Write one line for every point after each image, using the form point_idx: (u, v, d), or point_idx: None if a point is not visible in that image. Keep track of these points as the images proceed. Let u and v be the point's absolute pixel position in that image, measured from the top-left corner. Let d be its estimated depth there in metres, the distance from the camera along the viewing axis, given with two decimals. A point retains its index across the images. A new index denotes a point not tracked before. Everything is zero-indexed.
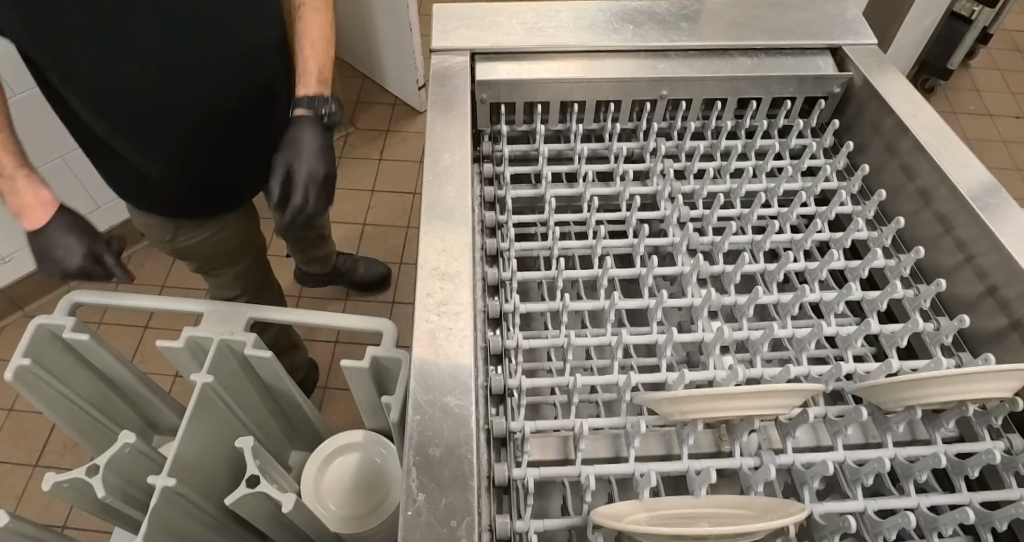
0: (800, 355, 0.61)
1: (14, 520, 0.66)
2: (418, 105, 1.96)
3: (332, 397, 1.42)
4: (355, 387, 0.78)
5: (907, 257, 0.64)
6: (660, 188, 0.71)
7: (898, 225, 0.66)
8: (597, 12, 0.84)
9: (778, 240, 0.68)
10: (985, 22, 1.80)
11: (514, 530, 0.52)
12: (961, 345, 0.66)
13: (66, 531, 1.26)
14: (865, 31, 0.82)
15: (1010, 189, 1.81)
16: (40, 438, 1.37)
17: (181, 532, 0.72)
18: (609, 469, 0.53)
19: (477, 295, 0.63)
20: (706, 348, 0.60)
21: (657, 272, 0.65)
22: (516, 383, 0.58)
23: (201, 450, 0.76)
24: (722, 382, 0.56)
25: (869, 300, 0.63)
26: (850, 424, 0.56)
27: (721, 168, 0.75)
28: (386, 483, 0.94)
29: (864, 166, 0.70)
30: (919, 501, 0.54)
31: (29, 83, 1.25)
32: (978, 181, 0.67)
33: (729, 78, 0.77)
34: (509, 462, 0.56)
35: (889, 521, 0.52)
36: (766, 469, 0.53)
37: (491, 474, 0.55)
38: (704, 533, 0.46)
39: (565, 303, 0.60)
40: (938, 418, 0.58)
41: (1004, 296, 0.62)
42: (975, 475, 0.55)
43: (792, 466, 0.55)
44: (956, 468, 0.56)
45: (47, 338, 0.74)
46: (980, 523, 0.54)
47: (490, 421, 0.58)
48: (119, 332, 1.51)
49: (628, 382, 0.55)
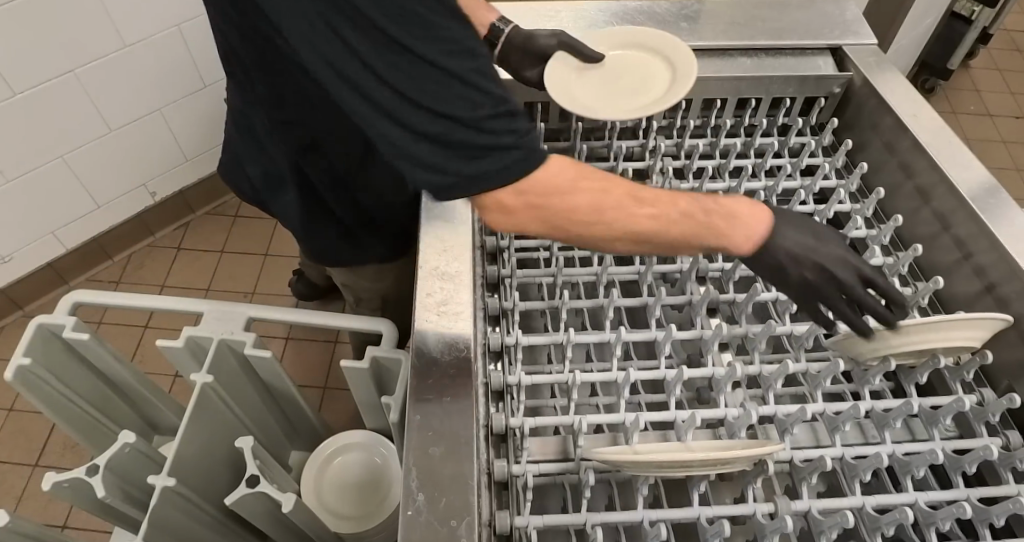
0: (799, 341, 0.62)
1: (13, 520, 0.66)
2: None
3: (332, 397, 1.42)
4: (356, 386, 0.78)
5: (888, 225, 0.66)
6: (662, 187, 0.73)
7: (879, 194, 0.67)
8: (597, 11, 0.84)
9: None
10: (985, 22, 1.81)
11: (514, 527, 0.52)
12: (937, 306, 0.69)
13: (65, 531, 1.26)
14: (865, 31, 0.82)
15: (1011, 189, 1.81)
16: (41, 437, 1.37)
17: (182, 533, 0.72)
18: (601, 418, 0.55)
19: (477, 293, 0.63)
20: (705, 346, 0.61)
21: (657, 271, 0.66)
22: (513, 339, 0.60)
23: (204, 444, 0.77)
24: (720, 380, 0.57)
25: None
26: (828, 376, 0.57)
27: (720, 166, 0.76)
28: (386, 482, 0.94)
29: (847, 142, 0.72)
30: (895, 447, 0.56)
31: (33, 79, 1.24)
32: (977, 180, 0.67)
33: (729, 77, 0.77)
34: (507, 412, 0.57)
35: (864, 463, 0.54)
36: (747, 415, 0.54)
37: (491, 422, 0.57)
38: (687, 460, 0.49)
39: (565, 301, 0.61)
40: (912, 372, 0.60)
41: (1006, 300, 0.62)
42: (947, 423, 0.56)
43: (775, 416, 0.56)
44: (928, 419, 0.58)
45: (47, 337, 0.74)
46: (951, 467, 0.55)
47: (489, 375, 0.60)
48: (119, 331, 1.51)
49: (619, 337, 0.59)
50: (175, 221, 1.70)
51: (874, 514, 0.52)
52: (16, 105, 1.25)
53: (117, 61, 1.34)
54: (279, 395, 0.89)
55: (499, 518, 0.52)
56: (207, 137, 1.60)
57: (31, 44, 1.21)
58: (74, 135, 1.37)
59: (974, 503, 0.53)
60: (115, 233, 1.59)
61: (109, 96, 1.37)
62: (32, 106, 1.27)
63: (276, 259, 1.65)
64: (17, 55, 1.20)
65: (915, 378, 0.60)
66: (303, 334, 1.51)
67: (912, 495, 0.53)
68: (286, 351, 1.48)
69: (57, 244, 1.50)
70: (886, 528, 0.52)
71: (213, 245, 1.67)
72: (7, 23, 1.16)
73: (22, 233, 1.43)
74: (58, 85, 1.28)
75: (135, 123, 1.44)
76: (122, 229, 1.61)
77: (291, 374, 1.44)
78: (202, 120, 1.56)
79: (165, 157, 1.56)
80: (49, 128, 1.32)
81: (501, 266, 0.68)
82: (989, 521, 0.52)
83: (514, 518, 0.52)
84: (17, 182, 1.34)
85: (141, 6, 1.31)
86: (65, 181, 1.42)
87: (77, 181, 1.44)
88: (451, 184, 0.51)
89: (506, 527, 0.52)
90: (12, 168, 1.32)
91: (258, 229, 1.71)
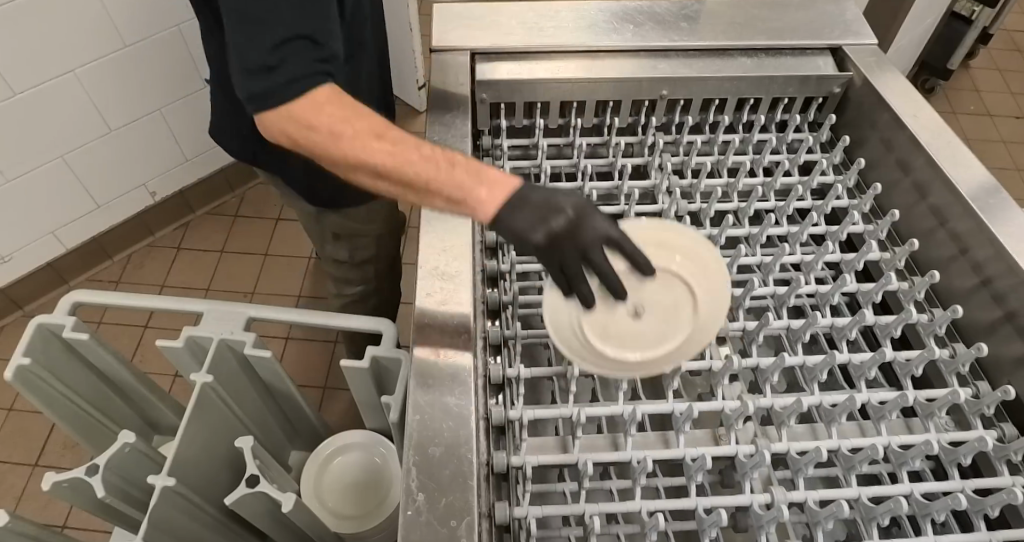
0: (782, 310, 0.63)
1: (13, 520, 0.66)
2: (419, 106, 1.96)
3: (332, 396, 1.42)
4: (355, 387, 0.78)
5: (868, 195, 0.69)
6: (659, 181, 0.71)
7: (860, 164, 0.70)
8: (597, 11, 0.84)
9: (762, 207, 0.70)
10: (985, 22, 1.81)
11: (511, 464, 0.54)
12: (912, 269, 0.70)
13: (65, 531, 1.26)
14: (865, 31, 0.82)
15: (1010, 189, 1.81)
16: (40, 437, 1.37)
17: (181, 534, 0.72)
18: (598, 411, 0.55)
19: (477, 249, 0.66)
20: (692, 305, 0.61)
21: (647, 235, 0.67)
22: (516, 373, 0.58)
23: (205, 442, 0.77)
24: (707, 335, 0.58)
25: (846, 260, 0.64)
26: (807, 328, 0.59)
27: (710, 142, 0.77)
28: (386, 482, 0.94)
29: (834, 121, 0.75)
30: (867, 394, 0.57)
31: (31, 78, 1.24)
32: (976, 178, 0.67)
33: (729, 77, 0.77)
34: (505, 363, 0.61)
35: (839, 408, 0.55)
36: (728, 363, 0.57)
37: (488, 373, 0.60)
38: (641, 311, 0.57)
39: (561, 284, 0.63)
40: (888, 326, 0.60)
41: (1007, 301, 0.62)
42: (920, 373, 0.58)
43: (757, 366, 0.58)
44: (902, 370, 0.59)
45: (47, 337, 0.74)
46: (923, 415, 0.57)
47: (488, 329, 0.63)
48: (118, 331, 1.51)
49: (618, 325, 0.59)
50: (175, 221, 1.70)
51: (849, 455, 0.54)
52: (16, 105, 1.25)
53: (116, 61, 1.33)
54: (279, 395, 0.89)
55: (495, 457, 0.54)
56: (206, 138, 1.60)
57: (30, 45, 1.21)
58: (73, 136, 1.37)
59: (942, 445, 0.55)
60: (116, 231, 1.60)
61: (108, 96, 1.37)
62: (31, 106, 1.27)
63: (276, 260, 1.65)
64: (17, 55, 1.20)
65: (890, 331, 0.60)
66: (302, 334, 1.51)
67: (885, 438, 0.55)
68: (285, 351, 1.48)
69: (57, 244, 1.50)
70: (859, 465, 0.53)
71: (213, 245, 1.67)
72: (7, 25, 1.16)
73: (22, 233, 1.43)
74: (57, 85, 1.28)
75: (134, 123, 1.44)
76: (122, 230, 1.61)
77: (291, 374, 1.44)
78: (202, 120, 1.56)
79: (164, 156, 1.55)
80: (47, 129, 1.32)
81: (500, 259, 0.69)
82: (957, 460, 0.54)
83: (513, 509, 0.52)
84: (16, 182, 1.34)
85: (138, 4, 1.30)
86: (64, 181, 1.41)
87: (77, 181, 1.44)
88: (270, 89, 0.54)
89: (502, 466, 0.54)
90: (11, 168, 1.32)
91: (258, 231, 1.71)
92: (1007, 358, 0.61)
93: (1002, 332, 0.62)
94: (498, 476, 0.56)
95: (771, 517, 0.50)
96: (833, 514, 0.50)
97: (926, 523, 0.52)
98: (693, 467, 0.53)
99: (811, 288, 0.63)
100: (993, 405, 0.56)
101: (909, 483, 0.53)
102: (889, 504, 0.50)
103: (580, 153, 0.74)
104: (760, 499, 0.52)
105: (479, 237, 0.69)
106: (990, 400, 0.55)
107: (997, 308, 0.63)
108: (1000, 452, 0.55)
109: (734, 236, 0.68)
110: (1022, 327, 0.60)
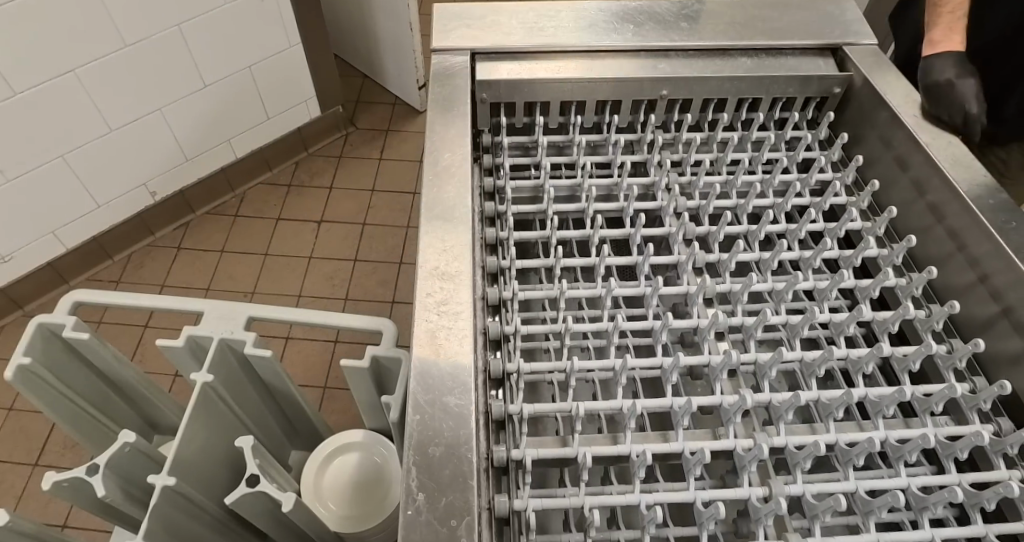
0: (754, 245, 0.65)
1: (13, 520, 0.66)
2: (417, 106, 1.96)
3: (332, 397, 1.42)
4: (356, 387, 0.79)
5: (836, 144, 0.72)
6: (644, 136, 0.76)
7: (828, 118, 0.75)
8: (596, 11, 0.84)
9: (739, 156, 0.74)
10: None
11: (505, 369, 0.58)
12: (876, 209, 0.74)
13: (65, 531, 1.26)
14: (865, 32, 0.82)
15: None
16: (40, 437, 1.37)
17: (181, 532, 0.72)
18: (592, 364, 0.56)
19: (476, 223, 0.68)
20: (671, 240, 0.66)
21: (634, 182, 0.71)
22: (512, 293, 0.62)
23: (216, 424, 0.78)
24: (684, 268, 0.63)
25: (814, 204, 0.68)
26: (775, 257, 0.62)
27: (700, 119, 0.81)
28: (386, 483, 0.94)
29: (827, 109, 0.75)
30: (828, 313, 0.59)
31: (31, 78, 1.24)
32: (957, 154, 0.68)
33: (730, 77, 0.77)
34: (501, 287, 0.64)
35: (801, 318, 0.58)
36: (704, 284, 0.59)
37: (485, 296, 0.63)
38: None
39: (553, 227, 0.65)
40: (850, 256, 0.63)
41: (1010, 304, 0.60)
42: (877, 294, 0.60)
43: (729, 290, 0.61)
44: (862, 291, 0.61)
45: (48, 336, 0.74)
46: (877, 329, 0.59)
47: (485, 260, 0.66)
48: (119, 331, 1.51)
49: (603, 256, 0.62)
50: (175, 220, 1.70)
51: (809, 360, 0.56)
52: (17, 105, 1.25)
53: (116, 60, 1.33)
54: (279, 395, 0.89)
55: (492, 362, 0.58)
56: (207, 136, 1.60)
57: (30, 43, 1.20)
58: (75, 136, 1.37)
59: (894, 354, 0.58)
60: (117, 230, 1.60)
61: (109, 95, 1.37)
62: (32, 106, 1.27)
63: (277, 260, 1.65)
64: (17, 54, 1.20)
65: (852, 261, 0.63)
66: (303, 333, 1.51)
67: (841, 350, 0.57)
68: (286, 351, 1.48)
69: (57, 244, 1.50)
70: (818, 369, 0.56)
71: (213, 245, 1.68)
72: (6, 23, 1.16)
73: (23, 234, 1.43)
74: (58, 85, 1.28)
75: (135, 123, 1.44)
76: (123, 229, 1.61)
77: (292, 374, 1.44)
78: (202, 118, 1.56)
79: (165, 154, 1.55)
80: (47, 127, 1.32)
81: (499, 203, 0.73)
82: (907, 368, 0.57)
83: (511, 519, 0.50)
84: (16, 182, 1.34)
85: (140, 4, 1.30)
86: (65, 180, 1.41)
87: (78, 181, 1.44)
88: None
89: (498, 372, 0.58)
90: (12, 167, 1.32)
91: (258, 230, 1.71)
92: (1013, 371, 0.59)
93: (1010, 341, 0.60)
94: (493, 381, 0.59)
95: (736, 408, 0.53)
96: (792, 405, 0.53)
97: (877, 419, 0.54)
98: (668, 371, 0.55)
99: (781, 227, 0.66)
100: (942, 320, 0.59)
101: (863, 388, 0.55)
102: (841, 396, 0.53)
103: (576, 129, 0.76)
104: (730, 399, 0.54)
105: (479, 181, 0.74)
106: (937, 316, 0.59)
107: (953, 247, 0.66)
108: (946, 361, 0.58)
109: (711, 182, 0.72)
110: (973, 258, 0.64)
